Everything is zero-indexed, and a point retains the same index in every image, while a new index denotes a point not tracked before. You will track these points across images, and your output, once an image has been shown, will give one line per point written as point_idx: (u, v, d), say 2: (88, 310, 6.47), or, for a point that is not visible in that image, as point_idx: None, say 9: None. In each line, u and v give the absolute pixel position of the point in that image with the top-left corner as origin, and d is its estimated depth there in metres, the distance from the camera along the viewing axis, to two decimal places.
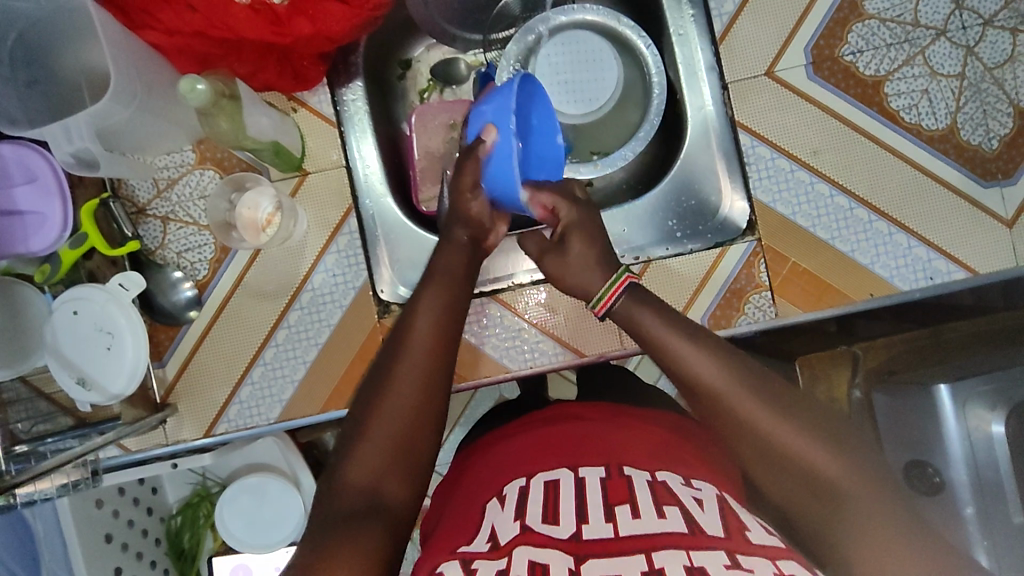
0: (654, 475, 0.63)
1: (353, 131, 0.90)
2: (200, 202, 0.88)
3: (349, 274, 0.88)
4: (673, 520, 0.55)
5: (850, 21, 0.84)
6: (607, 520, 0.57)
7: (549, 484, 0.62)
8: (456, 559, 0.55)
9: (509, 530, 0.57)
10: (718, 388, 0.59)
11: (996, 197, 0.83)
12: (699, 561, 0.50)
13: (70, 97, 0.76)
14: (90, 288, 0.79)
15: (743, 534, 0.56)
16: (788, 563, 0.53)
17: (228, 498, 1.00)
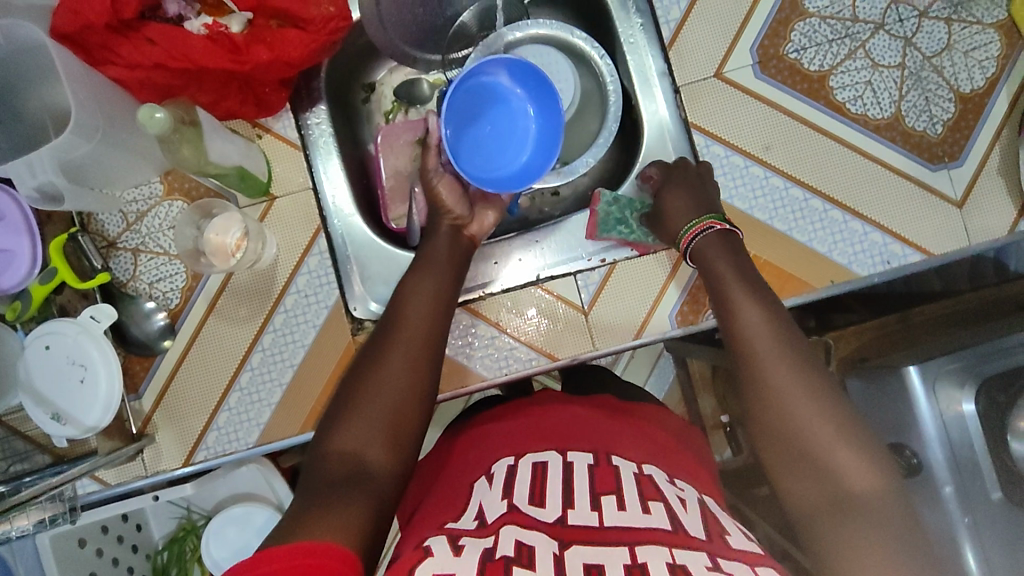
0: (640, 467, 0.65)
1: (318, 154, 0.91)
2: (169, 232, 0.89)
3: (321, 294, 0.89)
4: (658, 516, 0.57)
5: (792, 20, 0.87)
6: (594, 508, 0.58)
7: (536, 467, 0.64)
8: (443, 533, 0.57)
9: (496, 509, 0.58)
10: (772, 369, 0.62)
11: (944, 180, 0.85)
12: (682, 560, 0.52)
13: (35, 134, 0.77)
14: (62, 322, 0.79)
15: (723, 538, 0.58)
16: (766, 569, 0.54)
17: (215, 531, 0.98)
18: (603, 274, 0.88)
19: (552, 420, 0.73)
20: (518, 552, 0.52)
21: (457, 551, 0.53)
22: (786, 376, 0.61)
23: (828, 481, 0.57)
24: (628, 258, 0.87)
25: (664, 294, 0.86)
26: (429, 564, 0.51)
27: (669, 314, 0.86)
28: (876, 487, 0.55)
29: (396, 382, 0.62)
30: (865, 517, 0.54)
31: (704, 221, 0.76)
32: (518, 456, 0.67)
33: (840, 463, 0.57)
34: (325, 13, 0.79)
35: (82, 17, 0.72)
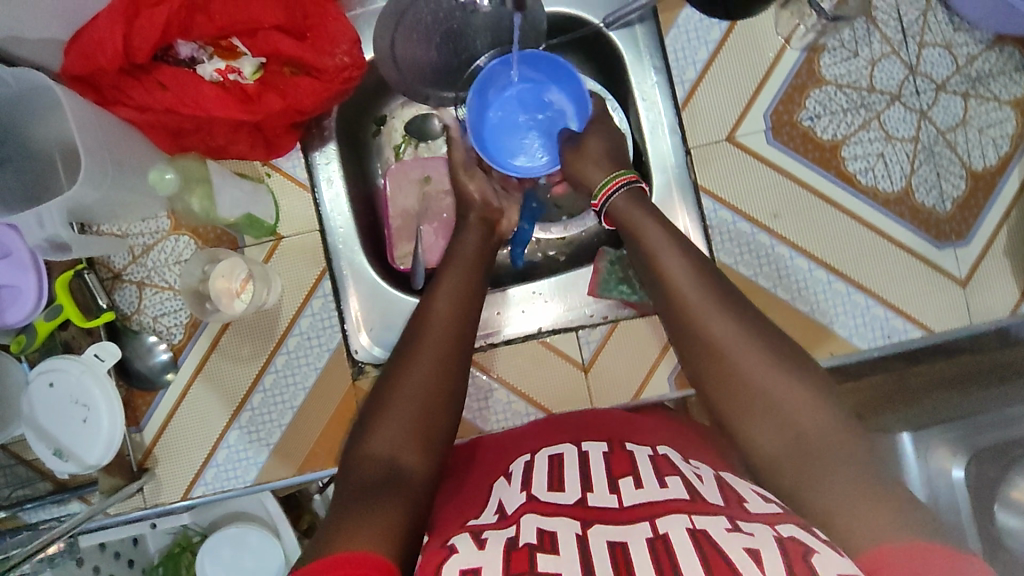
0: (654, 450, 0.66)
1: (326, 194, 0.91)
2: (175, 268, 0.89)
3: (323, 337, 0.89)
4: (675, 488, 0.55)
5: (807, 88, 0.86)
6: (612, 492, 0.56)
7: (553, 460, 0.63)
8: (466, 531, 0.53)
9: (515, 501, 0.56)
10: (710, 320, 0.61)
11: (949, 258, 0.86)
12: (702, 524, 0.49)
13: (50, 173, 0.74)
14: (66, 359, 0.79)
15: (742, 505, 0.53)
16: (787, 525, 0.50)
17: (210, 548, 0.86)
18: (604, 332, 0.88)
19: (563, 432, 0.72)
20: (542, 539, 0.48)
21: (482, 544, 0.49)
22: (721, 325, 0.60)
23: (783, 422, 0.56)
24: (629, 317, 0.88)
25: (663, 357, 0.87)
26: (454, 562, 0.47)
27: (668, 377, 0.87)
28: (827, 423, 0.55)
29: (425, 397, 0.61)
30: (825, 455, 0.54)
31: (618, 177, 0.75)
32: (534, 455, 0.67)
33: (792, 404, 0.56)
34: (339, 63, 0.78)
35: (95, 58, 0.71)
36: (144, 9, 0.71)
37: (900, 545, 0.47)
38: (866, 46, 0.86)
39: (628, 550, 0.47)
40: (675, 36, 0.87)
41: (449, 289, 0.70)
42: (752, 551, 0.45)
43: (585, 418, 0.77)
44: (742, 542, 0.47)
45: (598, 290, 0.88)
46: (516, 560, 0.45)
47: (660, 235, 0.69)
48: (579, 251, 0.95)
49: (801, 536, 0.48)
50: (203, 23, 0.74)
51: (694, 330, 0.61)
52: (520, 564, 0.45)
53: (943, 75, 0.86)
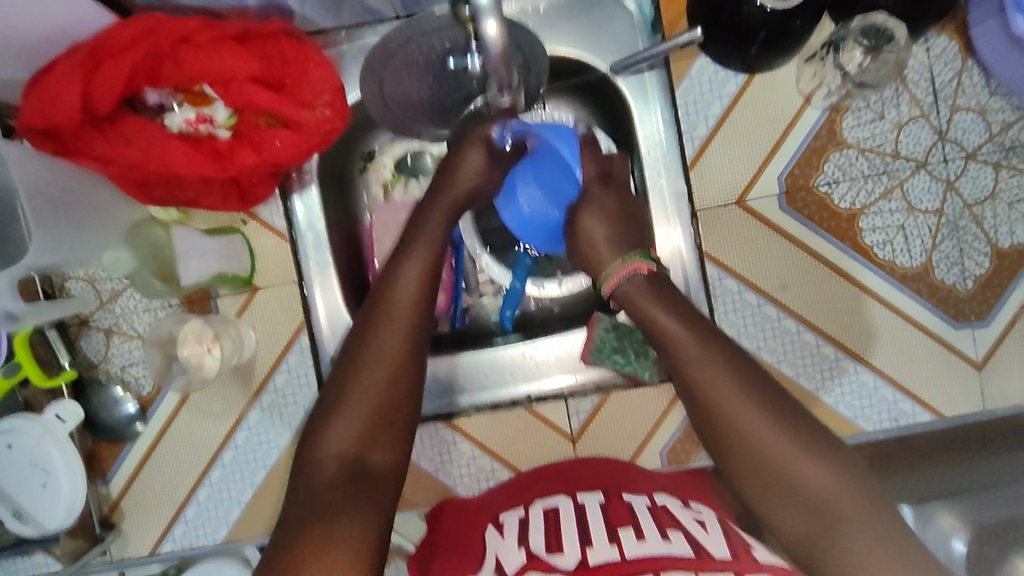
0: (653, 500, 0.64)
1: (305, 240, 0.84)
2: (144, 315, 0.83)
3: (299, 394, 0.84)
4: (679, 544, 0.54)
5: (827, 150, 0.81)
6: (611, 542, 0.54)
7: (549, 514, 0.62)
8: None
9: (513, 559, 0.55)
10: (721, 394, 0.59)
11: (967, 339, 0.81)
12: None
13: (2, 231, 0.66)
14: (24, 420, 0.75)
15: (749, 553, 0.55)
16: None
17: None
18: (594, 401, 0.84)
19: (561, 476, 0.72)
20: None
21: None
22: (730, 399, 0.59)
23: (798, 496, 0.55)
24: (622, 386, 0.83)
25: (657, 430, 0.83)
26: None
27: (661, 450, 0.83)
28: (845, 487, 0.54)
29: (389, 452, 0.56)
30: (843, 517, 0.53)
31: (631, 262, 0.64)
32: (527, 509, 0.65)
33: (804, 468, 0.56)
34: (320, 116, 0.73)
35: (51, 114, 0.66)
36: (106, 59, 0.66)
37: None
38: (893, 108, 0.81)
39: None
40: (686, 89, 0.82)
41: (408, 275, 0.63)
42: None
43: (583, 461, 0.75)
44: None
45: (591, 358, 0.82)
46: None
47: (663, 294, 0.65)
48: (573, 305, 0.90)
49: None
50: (173, 72, 0.68)
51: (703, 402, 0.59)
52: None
53: (974, 142, 0.80)
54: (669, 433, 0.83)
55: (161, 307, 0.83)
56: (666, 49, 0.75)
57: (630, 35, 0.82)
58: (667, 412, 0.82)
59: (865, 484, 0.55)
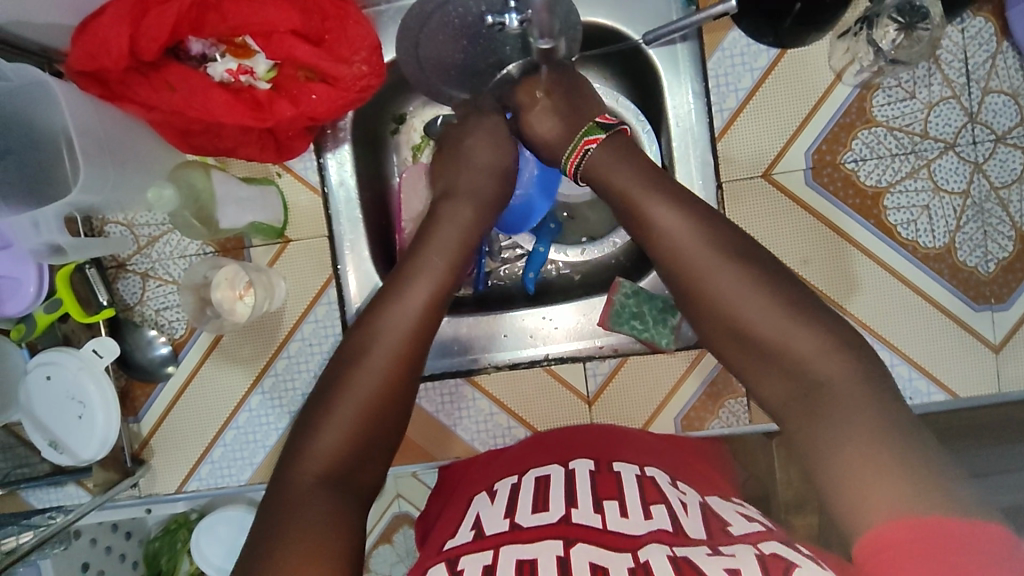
0: (642, 470, 0.65)
1: (337, 198, 0.88)
2: (180, 262, 0.86)
3: (326, 345, 0.87)
4: (660, 520, 0.57)
5: (856, 128, 0.81)
6: (596, 511, 0.57)
7: (540, 482, 0.63)
8: (443, 559, 0.54)
9: (497, 526, 0.57)
10: (739, 305, 0.61)
11: (987, 322, 0.81)
12: (683, 553, 0.52)
13: (51, 166, 0.66)
14: (64, 353, 0.79)
15: (725, 530, 0.57)
16: (768, 544, 0.54)
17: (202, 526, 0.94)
18: (612, 364, 0.85)
19: (562, 440, 0.72)
20: (521, 567, 0.50)
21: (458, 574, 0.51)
22: (749, 313, 0.60)
23: (808, 393, 0.56)
24: (640, 352, 0.85)
25: (673, 395, 0.83)
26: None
27: (676, 416, 0.84)
28: (860, 396, 0.54)
29: (364, 401, 0.60)
30: (846, 417, 0.53)
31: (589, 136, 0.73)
32: (521, 476, 0.66)
33: (816, 371, 0.57)
34: (356, 72, 0.76)
35: (100, 58, 0.68)
36: (152, 7, 0.68)
37: (909, 520, 0.47)
38: (925, 88, 0.81)
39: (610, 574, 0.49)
40: (718, 60, 0.83)
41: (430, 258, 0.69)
42: (734, 572, 0.49)
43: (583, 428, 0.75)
44: (723, 564, 0.50)
45: (609, 323, 0.85)
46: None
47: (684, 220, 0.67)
48: (593, 273, 0.92)
49: (784, 553, 0.52)
50: (217, 22, 0.71)
51: (726, 317, 0.61)
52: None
53: (1004, 125, 0.80)
54: (685, 400, 0.83)
55: (196, 253, 0.86)
56: (699, 21, 0.77)
57: (664, 4, 0.83)
58: (685, 378, 0.83)
59: (878, 398, 0.54)
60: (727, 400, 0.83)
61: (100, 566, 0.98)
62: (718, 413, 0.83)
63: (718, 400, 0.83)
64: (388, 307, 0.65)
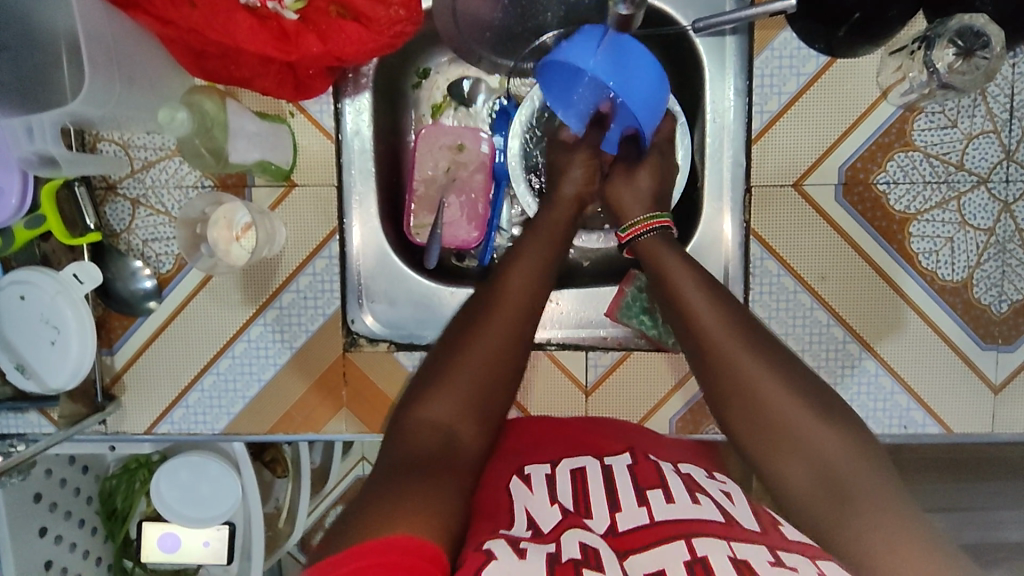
0: (677, 468, 0.60)
1: (352, 147, 0.84)
2: (175, 192, 0.81)
3: (321, 300, 0.83)
4: (708, 509, 0.51)
5: (893, 149, 0.80)
6: (640, 504, 0.52)
7: (577, 473, 0.57)
8: (500, 538, 0.48)
9: (549, 518, 0.51)
10: (760, 379, 0.55)
11: (990, 361, 0.81)
12: (743, 553, 0.46)
13: (50, 68, 0.61)
14: (41, 274, 0.73)
15: (778, 529, 0.52)
16: (826, 562, 0.47)
17: (167, 470, 0.99)
18: (614, 358, 0.82)
19: (586, 431, 0.68)
20: (586, 554, 0.45)
21: (523, 553, 0.45)
22: (758, 371, 0.56)
23: (813, 459, 0.53)
24: (644, 349, 0.83)
25: (671, 396, 0.82)
26: (496, 566, 0.43)
27: (671, 417, 0.82)
28: (875, 476, 0.52)
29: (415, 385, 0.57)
30: (872, 503, 0.50)
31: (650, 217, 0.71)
32: (554, 463, 0.59)
33: (834, 458, 0.52)
34: (393, 16, 0.71)
35: None
36: None
37: None
38: (967, 119, 0.79)
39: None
40: (765, 60, 0.80)
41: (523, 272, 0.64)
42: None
43: (610, 423, 0.72)
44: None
45: (617, 314, 0.83)
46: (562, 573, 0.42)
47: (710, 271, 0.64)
48: (605, 262, 0.90)
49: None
50: None
51: (743, 395, 0.55)
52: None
53: None
54: (682, 402, 0.82)
55: (194, 186, 0.81)
56: (754, 15, 0.72)
57: None
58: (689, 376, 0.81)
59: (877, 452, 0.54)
60: None
61: (54, 499, 0.94)
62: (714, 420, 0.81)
63: None
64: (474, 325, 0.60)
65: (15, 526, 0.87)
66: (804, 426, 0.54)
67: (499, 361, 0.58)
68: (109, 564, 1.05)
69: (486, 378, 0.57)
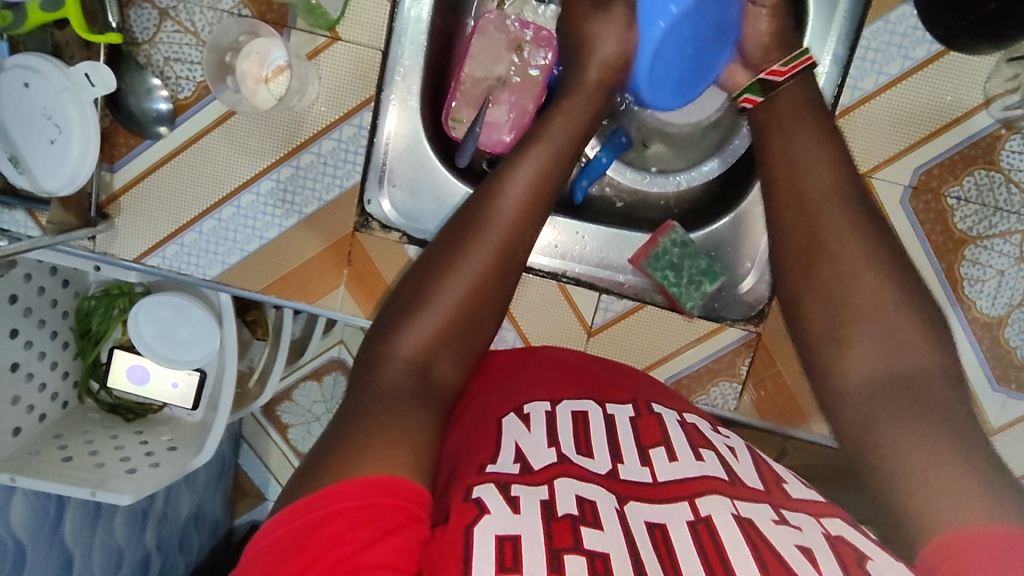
0: (682, 416, 0.55)
1: (406, 7, 0.76)
2: (208, 13, 0.74)
3: (340, 171, 0.78)
4: (712, 464, 0.48)
5: (975, 163, 0.74)
6: (643, 463, 0.48)
7: (578, 415, 0.52)
8: (489, 480, 0.44)
9: (543, 455, 0.47)
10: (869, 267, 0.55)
11: (996, 404, 0.79)
12: (747, 513, 0.44)
13: None
14: (50, 64, 0.67)
15: (782, 486, 0.49)
16: (832, 521, 0.46)
17: (148, 305, 0.97)
18: (628, 306, 0.79)
19: (587, 368, 0.62)
20: (584, 509, 0.43)
21: (517, 506, 0.42)
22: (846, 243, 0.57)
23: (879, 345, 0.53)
24: (659, 304, 0.79)
25: (673, 357, 0.79)
26: (488, 523, 0.41)
27: (669, 376, 0.80)
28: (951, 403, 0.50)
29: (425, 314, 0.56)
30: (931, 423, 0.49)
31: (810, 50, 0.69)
32: (554, 403, 0.54)
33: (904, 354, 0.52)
34: None
35: None
36: None
37: None
38: None
39: (669, 535, 0.43)
40: (876, 31, 0.73)
41: (511, 200, 0.61)
42: (806, 551, 0.41)
43: (607, 364, 0.65)
44: (793, 538, 0.42)
45: (642, 263, 0.78)
46: (558, 533, 0.41)
47: (828, 174, 0.61)
48: (639, 207, 0.86)
49: (852, 538, 0.44)
50: None
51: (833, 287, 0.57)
52: (564, 540, 0.40)
53: None
54: (683, 365, 0.79)
55: (229, 11, 0.74)
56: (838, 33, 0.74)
57: None
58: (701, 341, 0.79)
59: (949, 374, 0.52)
60: (721, 380, 0.80)
61: (30, 304, 0.91)
62: (708, 391, 0.80)
63: (713, 378, 0.79)
64: (461, 246, 0.58)
65: None
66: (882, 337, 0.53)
67: (471, 285, 0.57)
68: (74, 381, 1.04)
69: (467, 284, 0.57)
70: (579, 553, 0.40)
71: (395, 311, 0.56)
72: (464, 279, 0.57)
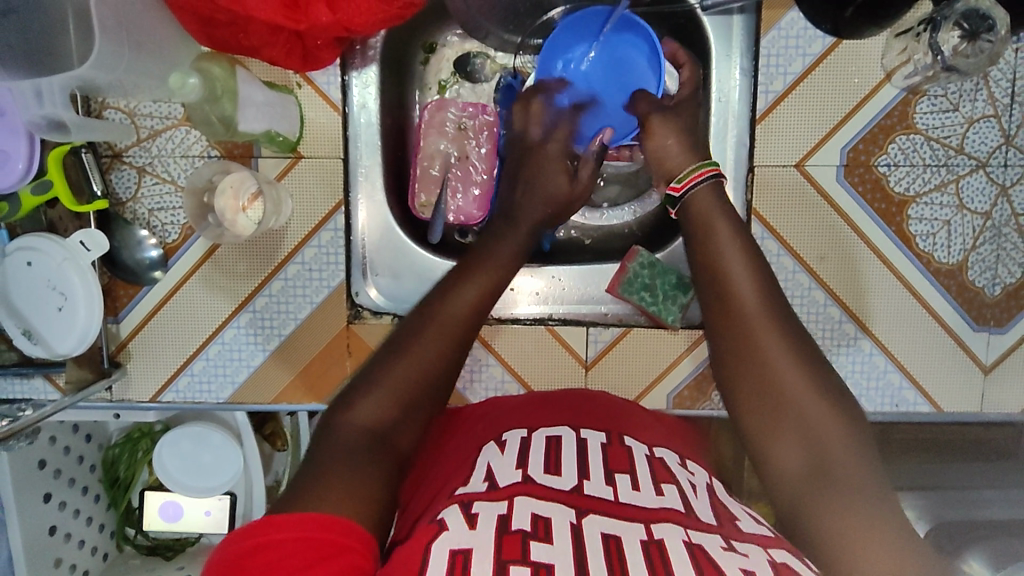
0: (651, 451, 0.61)
1: (357, 118, 0.84)
2: (181, 162, 0.81)
3: (326, 272, 0.84)
4: (671, 498, 0.52)
5: (895, 131, 0.81)
6: (607, 483, 0.52)
7: (552, 442, 0.57)
8: (456, 501, 0.49)
9: (509, 476, 0.52)
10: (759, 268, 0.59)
11: (981, 343, 0.82)
12: (697, 539, 0.47)
13: (56, 30, 0.63)
14: (49, 242, 0.74)
15: (734, 522, 0.52)
16: (778, 551, 0.49)
17: (170, 440, 1.00)
18: (614, 333, 0.83)
19: (569, 404, 0.68)
20: (537, 525, 0.46)
21: (473, 522, 0.46)
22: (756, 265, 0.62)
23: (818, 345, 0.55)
24: (644, 325, 0.84)
25: (668, 373, 0.83)
26: (445, 539, 0.44)
27: (669, 393, 0.83)
28: (853, 410, 0.55)
29: (422, 361, 0.56)
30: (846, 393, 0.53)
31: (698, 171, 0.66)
32: (531, 429, 0.61)
33: None
34: None
35: None
36: None
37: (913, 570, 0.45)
38: (969, 102, 0.80)
39: (622, 546, 0.45)
40: (772, 39, 0.81)
41: (470, 260, 0.63)
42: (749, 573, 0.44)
43: (589, 398, 0.70)
44: (738, 563, 0.45)
45: (619, 290, 0.84)
46: (508, 545, 0.43)
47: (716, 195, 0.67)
48: (607, 239, 0.92)
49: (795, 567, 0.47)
50: None
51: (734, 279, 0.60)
52: (513, 551, 0.43)
53: None
54: (680, 378, 0.83)
55: (199, 155, 0.81)
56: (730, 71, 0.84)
57: None
58: (689, 351, 0.83)
59: None
60: None
61: (57, 466, 0.95)
62: (711, 396, 0.83)
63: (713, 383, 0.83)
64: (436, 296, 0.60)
65: (22, 492, 0.87)
66: (793, 331, 0.57)
67: (451, 320, 0.59)
68: (111, 531, 1.05)
69: (458, 322, 0.59)
70: (524, 564, 0.42)
71: (376, 355, 0.58)
72: (448, 305, 0.59)
